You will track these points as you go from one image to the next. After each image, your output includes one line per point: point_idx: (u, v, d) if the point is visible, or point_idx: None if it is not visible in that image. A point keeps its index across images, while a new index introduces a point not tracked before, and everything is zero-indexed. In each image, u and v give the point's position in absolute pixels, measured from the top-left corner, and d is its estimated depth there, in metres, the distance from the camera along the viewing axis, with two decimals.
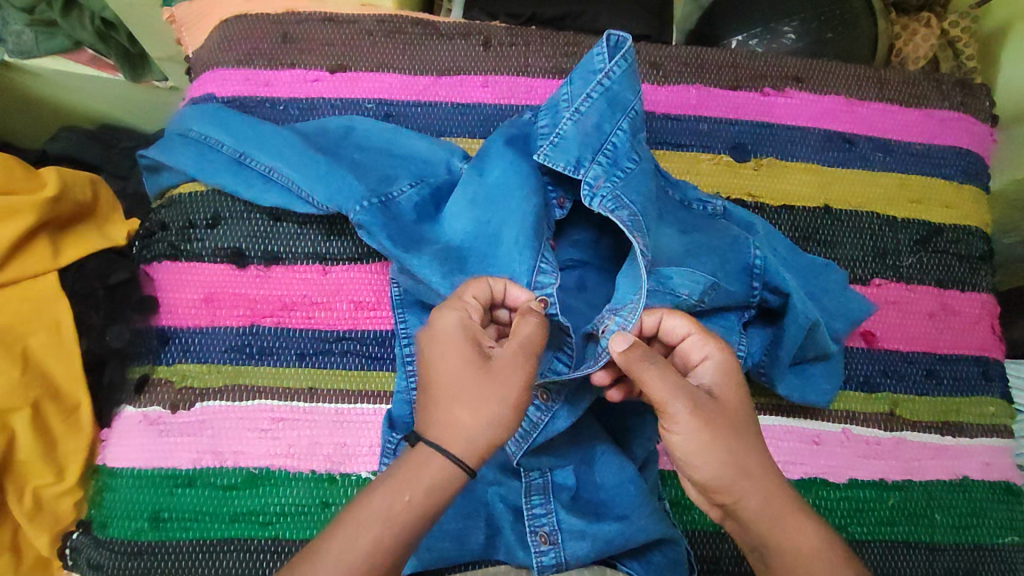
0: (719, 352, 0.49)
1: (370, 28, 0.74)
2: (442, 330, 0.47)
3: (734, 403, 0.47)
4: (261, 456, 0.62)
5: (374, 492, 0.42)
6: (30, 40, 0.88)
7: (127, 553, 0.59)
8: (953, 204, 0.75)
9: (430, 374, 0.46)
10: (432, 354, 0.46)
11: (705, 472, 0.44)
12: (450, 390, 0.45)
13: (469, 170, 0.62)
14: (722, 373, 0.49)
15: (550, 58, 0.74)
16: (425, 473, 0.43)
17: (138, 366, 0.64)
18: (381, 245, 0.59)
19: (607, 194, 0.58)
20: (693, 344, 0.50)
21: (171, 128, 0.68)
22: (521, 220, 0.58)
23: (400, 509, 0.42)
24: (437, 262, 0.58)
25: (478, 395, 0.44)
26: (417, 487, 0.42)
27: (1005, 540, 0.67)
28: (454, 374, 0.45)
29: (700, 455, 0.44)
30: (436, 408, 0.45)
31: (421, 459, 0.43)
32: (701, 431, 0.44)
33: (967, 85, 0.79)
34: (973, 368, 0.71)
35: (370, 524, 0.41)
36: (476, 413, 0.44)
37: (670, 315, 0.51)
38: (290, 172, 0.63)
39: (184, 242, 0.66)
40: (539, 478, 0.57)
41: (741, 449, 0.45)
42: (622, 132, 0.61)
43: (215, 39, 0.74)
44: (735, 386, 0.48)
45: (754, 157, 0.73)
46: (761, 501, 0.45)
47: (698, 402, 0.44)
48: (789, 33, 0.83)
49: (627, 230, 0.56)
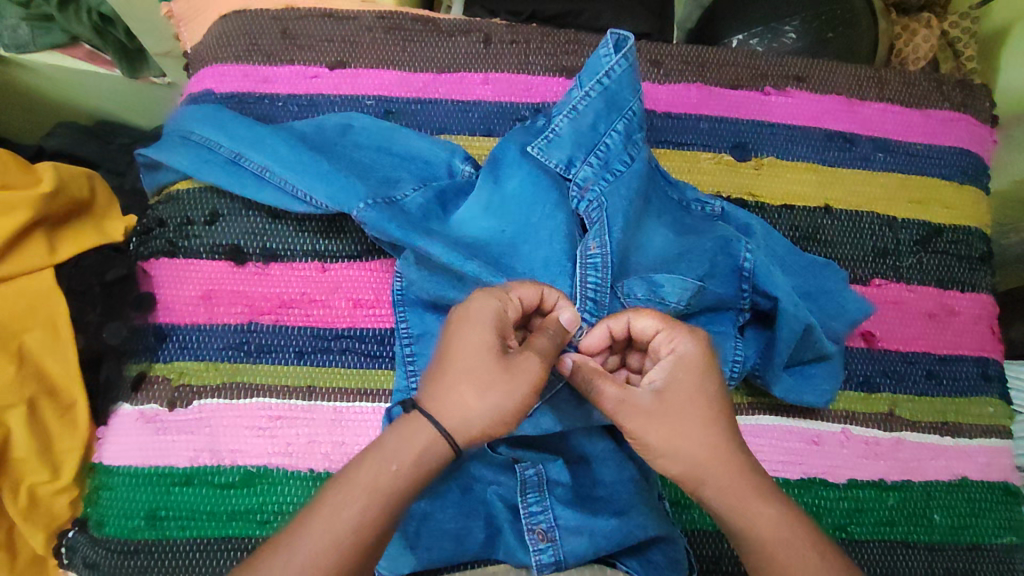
0: (687, 346, 0.49)
1: (370, 24, 0.74)
2: (479, 310, 0.47)
3: (695, 401, 0.47)
4: (259, 454, 0.61)
5: (364, 459, 0.43)
6: (26, 34, 0.86)
7: (123, 552, 0.59)
8: (952, 204, 0.75)
9: (451, 348, 0.46)
10: (457, 331, 0.47)
11: (687, 462, 0.46)
12: (465, 369, 0.45)
13: (485, 176, 0.62)
14: (685, 369, 0.48)
15: (551, 56, 0.74)
16: (414, 443, 0.43)
17: (135, 363, 0.63)
18: (390, 235, 0.58)
19: (593, 198, 0.60)
20: (660, 341, 0.50)
21: (169, 127, 0.68)
22: (550, 243, 0.59)
23: (386, 479, 0.42)
24: (450, 247, 0.57)
25: (490, 382, 0.45)
26: (405, 459, 0.43)
27: (1004, 540, 0.67)
28: (475, 355, 0.45)
29: (669, 450, 0.46)
30: (445, 379, 0.45)
31: (412, 427, 0.44)
32: (647, 432, 0.46)
33: (967, 86, 0.78)
34: (973, 369, 0.71)
35: (357, 493, 0.42)
36: (481, 397, 0.44)
37: (638, 316, 0.50)
38: (285, 169, 0.62)
39: (182, 240, 0.66)
40: (534, 473, 0.57)
41: (708, 432, 0.46)
42: (617, 133, 0.62)
43: (214, 34, 0.74)
44: (700, 380, 0.48)
45: (754, 156, 0.73)
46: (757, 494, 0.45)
47: (643, 408, 0.47)
48: (789, 32, 0.83)
49: (602, 239, 0.58)
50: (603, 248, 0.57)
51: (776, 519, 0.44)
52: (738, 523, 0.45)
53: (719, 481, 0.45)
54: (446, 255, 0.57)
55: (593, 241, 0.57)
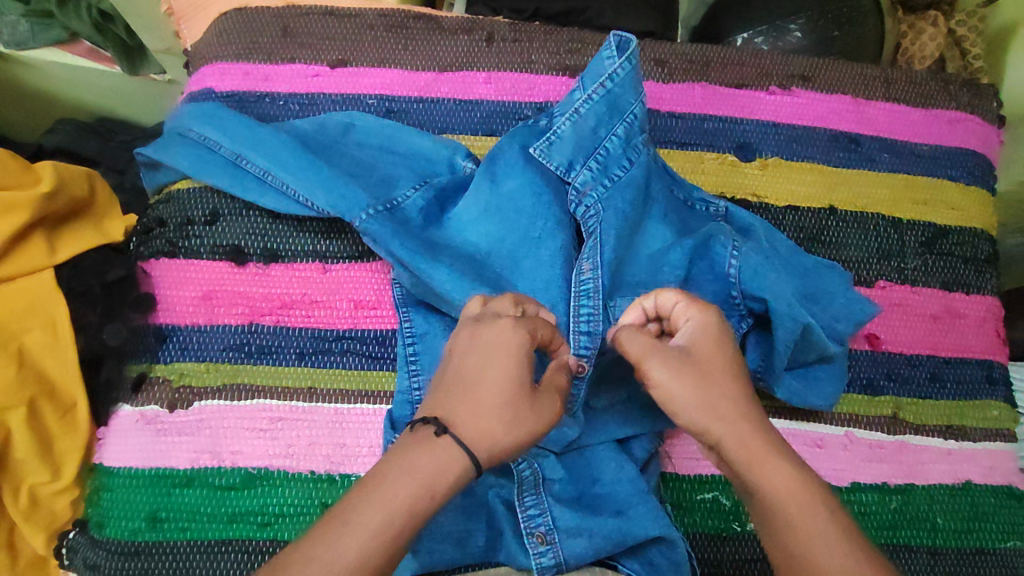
0: (703, 317, 0.49)
1: (371, 22, 0.73)
2: (512, 337, 0.47)
3: (715, 362, 0.48)
4: (259, 456, 0.61)
5: (400, 483, 0.41)
6: (26, 31, 0.86)
7: (125, 553, 0.59)
8: (958, 205, 0.74)
9: (482, 375, 0.46)
10: (490, 357, 0.46)
11: (698, 422, 0.46)
12: (496, 399, 0.45)
13: (482, 173, 0.62)
14: (705, 335, 0.49)
15: (553, 54, 0.74)
16: (448, 473, 0.42)
17: (135, 364, 0.63)
18: (393, 254, 0.58)
19: (590, 205, 0.60)
20: (677, 313, 0.50)
21: (170, 125, 0.67)
22: (548, 251, 0.59)
23: (419, 505, 0.41)
24: (449, 267, 0.58)
25: (520, 416, 0.45)
26: (439, 487, 0.42)
27: (1007, 544, 0.66)
28: (506, 386, 0.45)
29: (687, 405, 0.47)
30: (476, 408, 0.44)
31: (447, 454, 0.43)
32: (672, 384, 0.47)
33: (974, 85, 0.78)
34: (977, 371, 0.71)
35: (395, 517, 0.40)
36: (512, 430, 0.44)
37: (660, 292, 0.51)
38: (285, 173, 0.61)
39: (182, 239, 0.65)
40: (528, 470, 0.56)
41: (727, 390, 0.47)
42: (617, 137, 0.62)
43: (215, 32, 0.73)
44: (720, 345, 0.49)
45: (759, 156, 0.72)
46: (759, 450, 0.45)
47: (672, 361, 0.48)
48: (795, 31, 0.82)
49: (593, 255, 0.58)
50: (596, 272, 0.57)
51: (788, 473, 0.44)
52: (750, 479, 0.44)
53: (733, 439, 0.45)
54: (445, 281, 0.57)
55: (587, 265, 0.58)
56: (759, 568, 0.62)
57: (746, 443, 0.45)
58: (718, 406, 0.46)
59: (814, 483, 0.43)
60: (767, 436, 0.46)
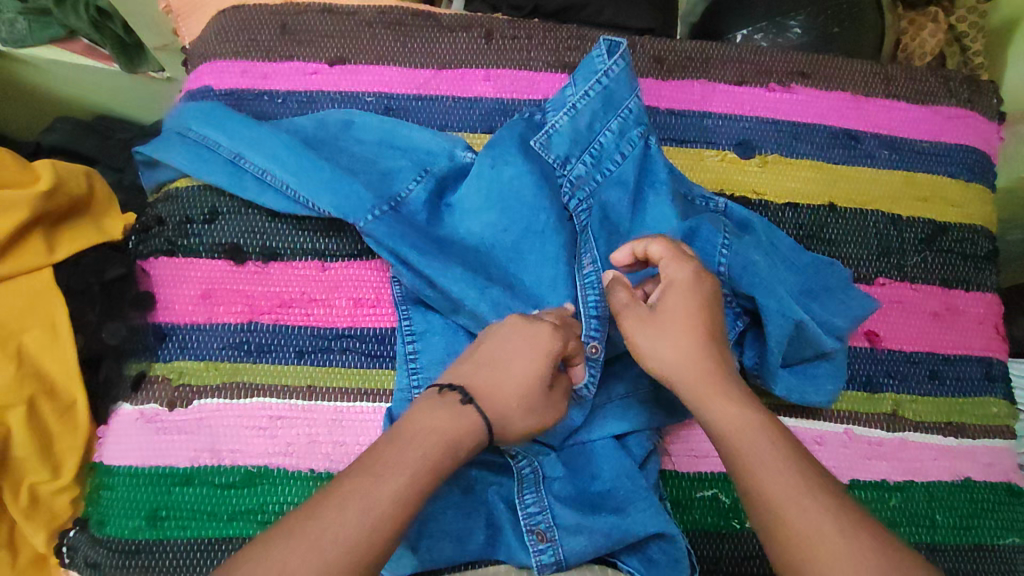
0: (682, 272, 0.52)
1: (370, 19, 0.73)
2: (544, 335, 0.50)
3: (683, 314, 0.51)
4: (259, 455, 0.61)
5: (433, 443, 0.45)
6: (24, 29, 0.86)
7: (126, 552, 0.59)
8: (958, 202, 0.74)
9: (510, 362, 0.49)
10: (519, 350, 0.50)
11: (656, 364, 0.50)
12: (520, 385, 0.49)
13: (484, 157, 0.62)
14: (680, 289, 0.51)
15: (553, 51, 0.73)
16: (470, 442, 0.46)
17: (135, 363, 0.63)
18: (400, 253, 0.59)
19: (583, 198, 0.62)
20: (663, 265, 0.53)
21: (168, 125, 0.67)
22: (549, 247, 0.59)
23: (444, 462, 0.44)
24: (451, 269, 0.58)
25: (533, 404, 0.49)
26: (461, 451, 0.46)
27: (1006, 541, 0.66)
28: (529, 377, 0.49)
29: (651, 352, 0.50)
30: (501, 389, 0.48)
31: (472, 424, 0.47)
32: (637, 334, 0.51)
33: (974, 81, 0.78)
34: (976, 368, 0.71)
35: (427, 473, 0.43)
36: (525, 415, 0.49)
37: (650, 242, 0.53)
38: (285, 172, 0.61)
39: (181, 238, 0.65)
40: (528, 468, 0.57)
41: (689, 338, 0.50)
42: (612, 132, 0.63)
43: (213, 29, 0.73)
44: (693, 298, 0.51)
45: (759, 153, 0.72)
46: (708, 389, 0.49)
47: (641, 312, 0.51)
48: (795, 27, 0.81)
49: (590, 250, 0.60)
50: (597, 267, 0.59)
51: (731, 408, 0.47)
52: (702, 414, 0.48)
53: (685, 380, 0.49)
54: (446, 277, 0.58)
55: (588, 259, 0.59)
56: (758, 565, 0.62)
57: (699, 385, 0.49)
58: (676, 349, 0.50)
59: (757, 418, 0.47)
60: (720, 379, 0.49)
